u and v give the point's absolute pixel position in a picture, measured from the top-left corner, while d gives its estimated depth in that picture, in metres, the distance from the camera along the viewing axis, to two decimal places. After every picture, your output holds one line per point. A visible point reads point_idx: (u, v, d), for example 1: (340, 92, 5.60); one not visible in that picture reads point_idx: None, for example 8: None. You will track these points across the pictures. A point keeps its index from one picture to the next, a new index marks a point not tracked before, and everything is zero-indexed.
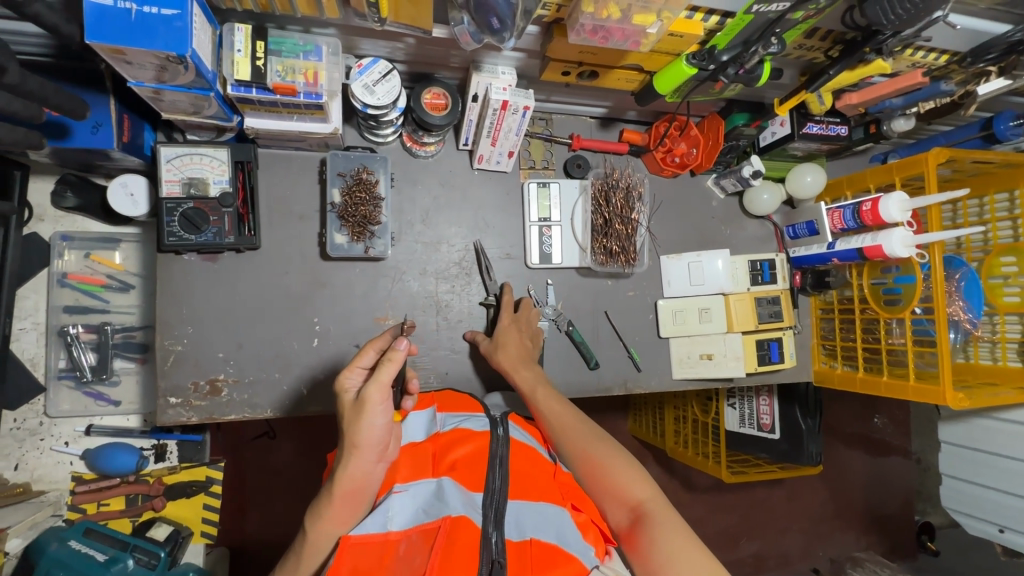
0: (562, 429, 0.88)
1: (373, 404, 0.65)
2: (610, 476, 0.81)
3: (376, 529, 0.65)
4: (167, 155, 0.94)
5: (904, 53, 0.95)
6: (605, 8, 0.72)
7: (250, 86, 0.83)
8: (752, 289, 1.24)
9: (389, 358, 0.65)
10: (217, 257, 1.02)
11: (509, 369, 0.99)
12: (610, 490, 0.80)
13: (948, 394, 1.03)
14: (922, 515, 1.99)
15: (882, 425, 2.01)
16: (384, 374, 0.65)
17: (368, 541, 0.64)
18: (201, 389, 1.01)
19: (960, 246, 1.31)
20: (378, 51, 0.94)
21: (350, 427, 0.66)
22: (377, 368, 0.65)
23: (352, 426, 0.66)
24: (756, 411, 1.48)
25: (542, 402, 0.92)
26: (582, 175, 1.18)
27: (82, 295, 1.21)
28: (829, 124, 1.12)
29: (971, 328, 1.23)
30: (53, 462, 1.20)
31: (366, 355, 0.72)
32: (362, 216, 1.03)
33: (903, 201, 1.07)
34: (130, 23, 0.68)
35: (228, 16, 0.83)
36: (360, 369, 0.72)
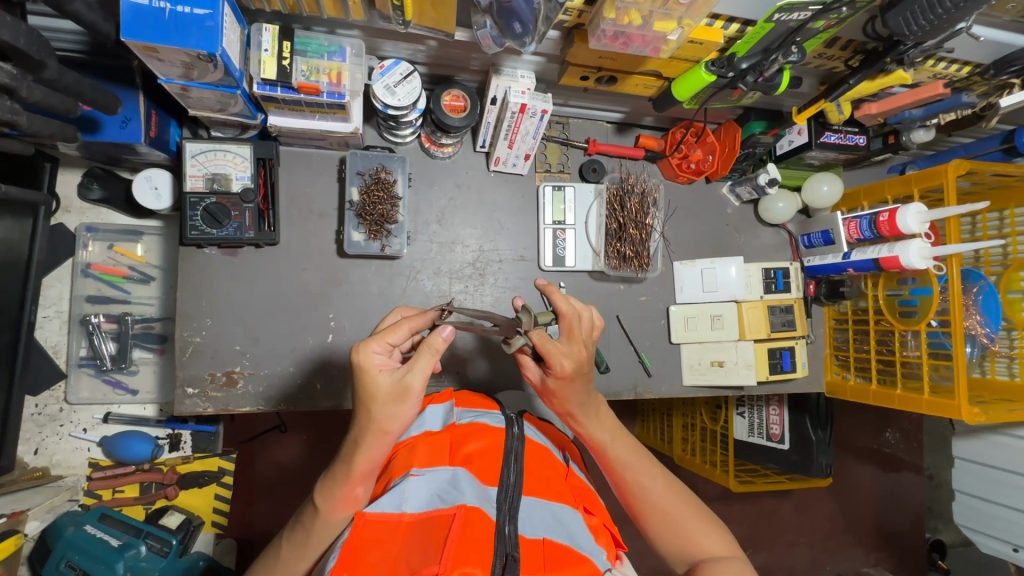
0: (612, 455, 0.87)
1: (414, 395, 0.70)
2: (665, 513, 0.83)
3: (391, 509, 0.66)
4: (192, 151, 0.97)
5: (927, 64, 0.94)
6: (627, 14, 0.73)
7: (276, 85, 0.84)
8: (765, 297, 1.24)
9: (434, 349, 0.70)
10: (238, 252, 1.04)
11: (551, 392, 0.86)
12: (668, 528, 0.82)
13: (964, 408, 1.02)
14: (934, 533, 1.96)
15: (894, 440, 1.99)
16: (424, 363, 0.70)
17: (383, 519, 0.65)
18: (218, 380, 1.03)
19: (978, 260, 1.30)
20: (400, 53, 0.96)
21: (384, 414, 0.69)
22: (417, 358, 0.70)
23: (387, 411, 0.69)
24: (765, 421, 1.47)
25: (585, 426, 0.88)
26: (597, 179, 1.19)
27: (104, 286, 1.24)
28: (847, 133, 1.12)
29: (988, 343, 1.21)
30: (71, 447, 1.22)
31: (398, 333, 0.73)
32: (380, 215, 1.05)
33: (921, 212, 1.06)
34: (163, 21, 0.70)
35: (257, 16, 0.85)
36: (388, 345, 0.73)
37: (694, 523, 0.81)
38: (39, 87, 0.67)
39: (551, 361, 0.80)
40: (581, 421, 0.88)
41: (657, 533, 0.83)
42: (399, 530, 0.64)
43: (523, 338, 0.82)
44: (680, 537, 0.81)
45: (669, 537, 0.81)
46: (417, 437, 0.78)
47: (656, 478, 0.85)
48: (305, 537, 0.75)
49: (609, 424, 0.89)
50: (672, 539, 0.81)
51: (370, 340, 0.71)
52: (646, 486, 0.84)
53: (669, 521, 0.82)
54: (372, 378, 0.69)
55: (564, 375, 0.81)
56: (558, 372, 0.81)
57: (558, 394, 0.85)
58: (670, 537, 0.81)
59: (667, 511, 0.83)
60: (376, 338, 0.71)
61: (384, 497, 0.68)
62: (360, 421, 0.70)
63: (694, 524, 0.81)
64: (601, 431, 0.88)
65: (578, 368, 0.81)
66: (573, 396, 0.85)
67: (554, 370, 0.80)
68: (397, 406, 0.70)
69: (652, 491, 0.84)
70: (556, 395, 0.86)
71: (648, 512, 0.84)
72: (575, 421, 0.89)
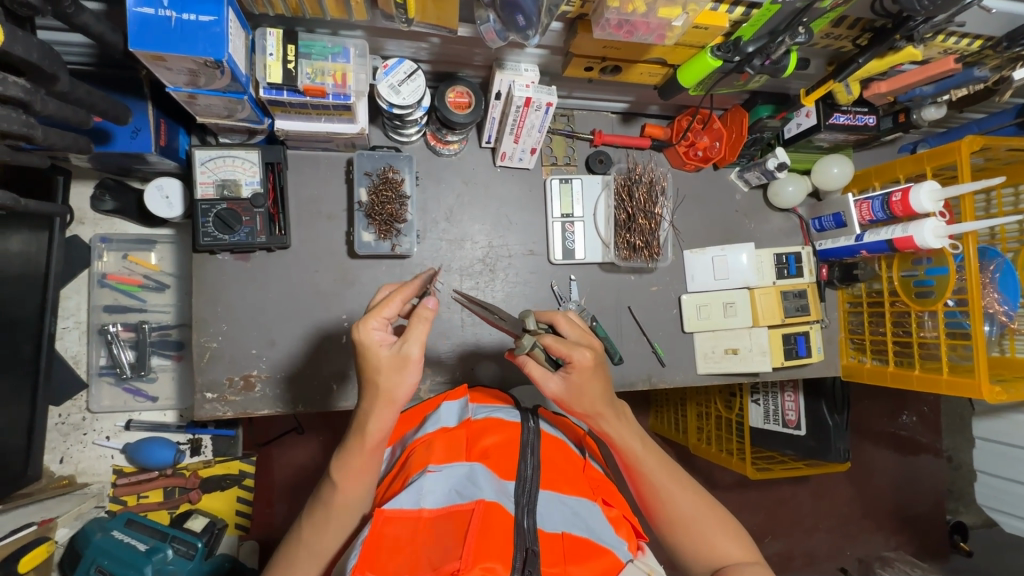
0: (635, 460, 0.85)
1: (413, 362, 0.70)
2: (686, 519, 0.82)
3: (409, 506, 0.66)
4: (201, 158, 0.98)
5: (936, 40, 0.92)
6: (630, 2, 0.72)
7: (282, 89, 0.85)
8: (777, 283, 1.23)
9: (426, 317, 0.70)
10: (250, 256, 1.05)
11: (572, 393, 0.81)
12: (691, 536, 0.82)
13: (985, 387, 1.01)
14: (955, 515, 1.94)
15: (911, 423, 1.97)
16: (420, 331, 0.70)
17: (401, 516, 0.65)
18: (236, 384, 1.04)
19: (994, 237, 1.29)
20: (403, 52, 0.96)
21: (388, 381, 0.70)
22: (410, 326, 0.70)
23: (389, 380, 0.70)
24: (781, 407, 1.47)
25: (610, 429, 0.86)
26: (604, 171, 1.19)
27: (120, 295, 1.25)
28: (856, 114, 1.10)
29: (1007, 321, 1.20)
30: (95, 455, 1.24)
31: (392, 306, 0.73)
32: (388, 214, 1.05)
33: (934, 190, 1.05)
34: (170, 30, 0.71)
35: (260, 21, 0.85)
36: (385, 319, 0.72)
37: (715, 531, 0.82)
38: (51, 100, 0.68)
39: (570, 355, 0.78)
40: (607, 420, 0.85)
41: (680, 540, 0.82)
42: (419, 525, 0.65)
43: (532, 337, 0.81)
44: (702, 545, 0.81)
45: (693, 544, 0.82)
46: (432, 433, 0.78)
47: (677, 487, 0.85)
48: (326, 520, 0.75)
49: (632, 427, 0.87)
50: (694, 546, 0.81)
51: (368, 317, 0.72)
52: (670, 499, 0.84)
53: (692, 527, 0.82)
54: (373, 354, 0.70)
55: (586, 368, 0.78)
56: (580, 365, 0.78)
57: (582, 396, 0.81)
58: (692, 544, 0.82)
59: (690, 522, 0.82)
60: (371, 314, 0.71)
61: (402, 494, 0.68)
62: (371, 393, 0.71)
63: (715, 533, 0.81)
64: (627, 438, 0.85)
65: (597, 360, 0.80)
66: (598, 395, 0.82)
67: (576, 364, 0.78)
68: (402, 373, 0.70)
69: (676, 504, 0.84)
70: (579, 397, 0.82)
71: (674, 524, 0.83)
72: (604, 423, 0.85)
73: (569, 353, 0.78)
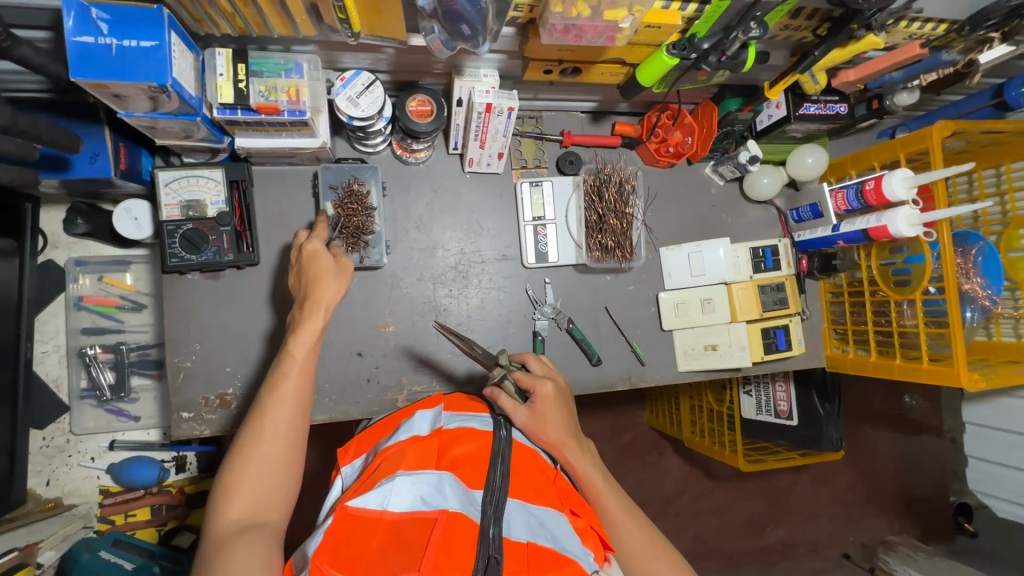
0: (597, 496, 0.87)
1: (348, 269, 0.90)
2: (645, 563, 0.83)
3: (374, 507, 0.67)
4: (165, 179, 0.98)
5: (898, 27, 0.90)
6: (574, 6, 0.71)
7: (236, 108, 0.84)
8: (755, 277, 1.22)
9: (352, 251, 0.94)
10: (220, 274, 1.05)
11: (538, 419, 0.88)
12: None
13: (963, 375, 1.00)
14: (958, 496, 1.92)
15: (917, 404, 1.95)
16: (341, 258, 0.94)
17: (364, 515, 0.66)
18: (212, 403, 1.04)
19: (977, 221, 1.27)
20: (360, 63, 0.95)
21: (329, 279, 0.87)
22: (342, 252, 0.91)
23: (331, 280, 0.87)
24: (772, 398, 1.47)
25: (575, 463, 0.88)
26: (574, 172, 1.17)
27: (98, 317, 1.26)
28: (826, 103, 1.09)
29: (990, 306, 1.18)
30: (81, 476, 1.26)
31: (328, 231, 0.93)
32: (355, 227, 1.04)
33: (907, 178, 1.04)
34: (111, 58, 0.70)
35: (209, 42, 0.85)
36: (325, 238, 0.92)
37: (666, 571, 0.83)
38: None
39: (536, 385, 0.90)
40: (571, 455, 0.89)
41: None
42: (380, 528, 0.65)
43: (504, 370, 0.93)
44: None
45: None
46: (405, 441, 0.77)
47: (633, 524, 0.85)
48: (269, 421, 0.75)
49: (595, 464, 0.90)
50: None
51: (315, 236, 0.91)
52: (624, 537, 0.84)
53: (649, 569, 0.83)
54: (319, 257, 0.89)
55: (548, 397, 0.90)
56: (543, 395, 0.90)
57: (545, 425, 0.88)
58: None
59: (645, 560, 0.83)
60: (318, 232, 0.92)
61: (369, 493, 0.68)
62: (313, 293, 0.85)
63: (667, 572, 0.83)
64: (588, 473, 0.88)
65: (559, 394, 0.92)
66: (560, 424, 0.90)
67: (540, 394, 0.90)
68: (337, 279, 0.87)
69: (630, 542, 0.84)
70: (544, 425, 0.88)
71: (628, 561, 0.83)
72: (569, 455, 0.88)
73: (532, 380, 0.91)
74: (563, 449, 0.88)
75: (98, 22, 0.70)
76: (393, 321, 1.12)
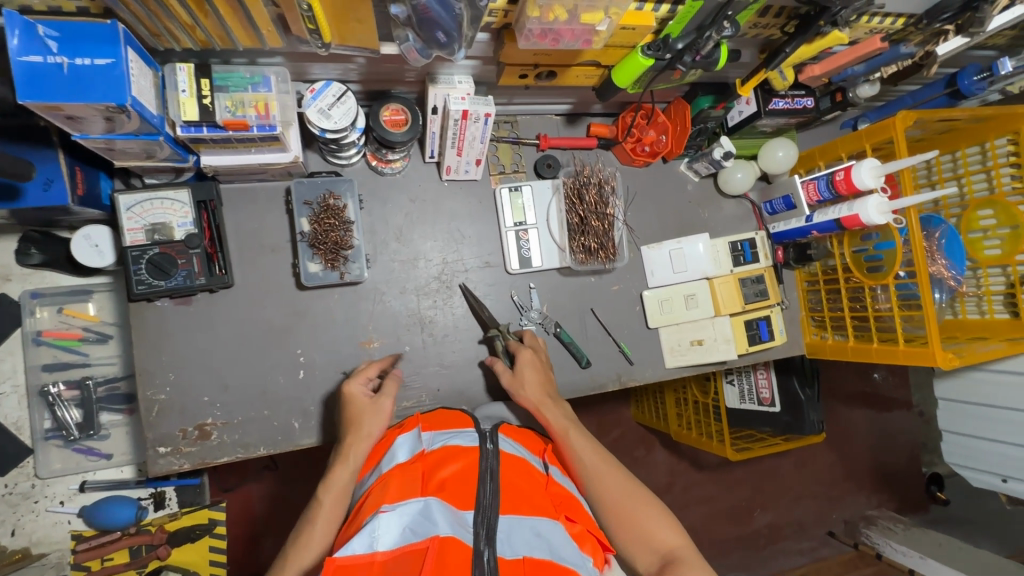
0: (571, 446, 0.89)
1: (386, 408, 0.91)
2: (628, 513, 0.81)
3: (362, 550, 0.63)
4: (126, 204, 0.93)
5: (860, 21, 0.92)
6: (550, 11, 0.70)
7: (201, 126, 0.80)
8: (735, 271, 1.24)
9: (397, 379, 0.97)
10: (191, 300, 1.00)
11: (513, 382, 0.98)
12: (634, 532, 0.80)
13: (938, 354, 1.03)
14: (931, 467, 2.01)
15: (882, 380, 2.02)
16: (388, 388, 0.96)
17: (355, 562, 0.61)
18: (190, 435, 0.99)
19: (937, 205, 1.33)
20: (330, 74, 0.92)
21: (368, 420, 0.89)
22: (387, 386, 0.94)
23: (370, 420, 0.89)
24: (755, 386, 1.49)
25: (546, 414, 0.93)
26: (553, 175, 1.17)
27: (59, 352, 1.19)
28: (794, 97, 1.11)
29: (954, 285, 1.24)
30: (50, 522, 1.19)
31: (371, 370, 0.98)
32: (334, 242, 1.01)
33: (875, 167, 1.07)
34: (64, 78, 0.66)
35: (168, 57, 0.80)
36: (365, 377, 0.96)
37: (649, 516, 0.81)
38: None
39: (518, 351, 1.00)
40: (545, 411, 0.94)
41: (620, 535, 0.81)
42: (374, 572, 0.61)
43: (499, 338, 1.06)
44: (643, 539, 0.79)
45: (633, 539, 0.80)
46: (388, 472, 0.75)
47: (609, 471, 0.85)
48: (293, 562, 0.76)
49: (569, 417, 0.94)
50: (634, 541, 0.80)
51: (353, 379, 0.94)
52: (603, 487, 0.84)
53: (630, 520, 0.81)
54: (357, 399, 0.91)
55: (530, 363, 0.99)
56: (526, 360, 0.99)
57: (523, 386, 0.97)
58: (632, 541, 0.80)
59: (625, 508, 0.82)
60: (357, 375, 0.96)
61: (354, 538, 0.64)
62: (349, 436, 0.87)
63: (651, 517, 0.80)
64: (565, 430, 0.91)
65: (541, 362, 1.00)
66: (538, 387, 0.97)
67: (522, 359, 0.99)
68: (373, 417, 0.89)
69: (608, 490, 0.83)
70: (522, 387, 0.97)
71: (610, 513, 0.82)
72: (544, 412, 0.94)
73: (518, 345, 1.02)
74: (539, 408, 0.94)
75: (46, 40, 0.65)
76: (377, 336, 1.08)
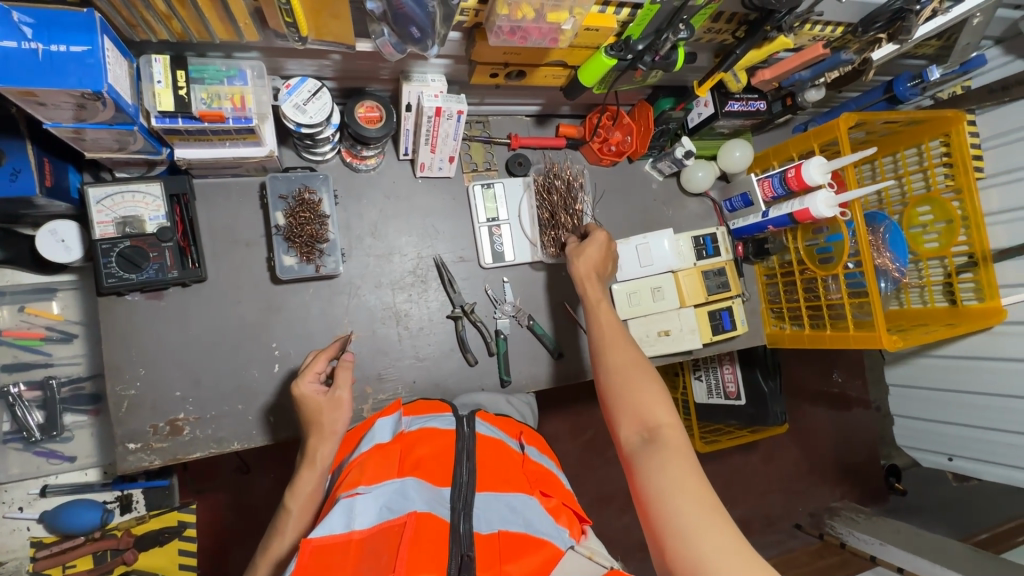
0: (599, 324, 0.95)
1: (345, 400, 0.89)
2: (631, 385, 0.85)
3: (339, 529, 0.64)
4: (95, 196, 0.92)
5: (804, 29, 1.02)
6: (519, 9, 0.75)
7: (176, 116, 0.81)
8: (698, 263, 1.30)
9: (350, 365, 0.91)
10: (163, 294, 1.00)
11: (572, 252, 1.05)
12: (630, 404, 0.83)
13: (884, 337, 1.11)
14: (888, 458, 2.10)
15: (842, 378, 2.13)
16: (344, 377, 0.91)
17: (331, 542, 0.63)
18: (161, 430, 0.98)
19: (881, 202, 1.43)
20: (306, 71, 0.95)
21: (328, 417, 0.87)
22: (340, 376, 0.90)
23: (330, 416, 0.87)
24: (721, 380, 1.56)
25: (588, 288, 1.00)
26: (524, 173, 1.22)
27: (20, 351, 1.16)
28: (748, 100, 1.19)
29: (899, 276, 1.33)
30: (8, 530, 1.16)
31: (321, 363, 0.92)
32: (309, 236, 1.03)
33: (822, 164, 1.15)
34: (39, 63, 0.67)
35: (144, 48, 0.81)
36: (317, 374, 0.91)
37: (648, 400, 0.82)
38: None
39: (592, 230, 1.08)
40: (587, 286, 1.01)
41: (615, 399, 0.85)
42: (351, 549, 0.62)
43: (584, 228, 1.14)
44: (637, 408, 0.82)
45: (627, 406, 0.83)
46: (366, 452, 0.76)
47: (626, 347, 0.90)
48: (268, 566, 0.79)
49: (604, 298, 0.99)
50: (627, 407, 0.83)
51: (302, 377, 0.89)
52: (616, 358, 0.89)
53: (631, 389, 0.84)
54: (313, 399, 0.87)
55: (600, 244, 1.06)
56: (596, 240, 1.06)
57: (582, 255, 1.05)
58: (627, 408, 0.83)
59: (630, 380, 0.85)
60: (308, 371, 0.90)
61: (330, 518, 0.65)
62: (313, 438, 0.86)
63: (648, 403, 0.82)
64: (597, 303, 0.99)
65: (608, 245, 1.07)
66: (591, 262, 1.04)
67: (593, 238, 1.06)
68: (333, 414, 0.87)
69: (619, 361, 0.89)
70: (580, 255, 1.04)
71: (614, 382, 0.86)
72: (587, 285, 1.01)
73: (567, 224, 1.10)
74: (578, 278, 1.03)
75: (21, 26, 0.66)
76: (353, 330, 1.10)
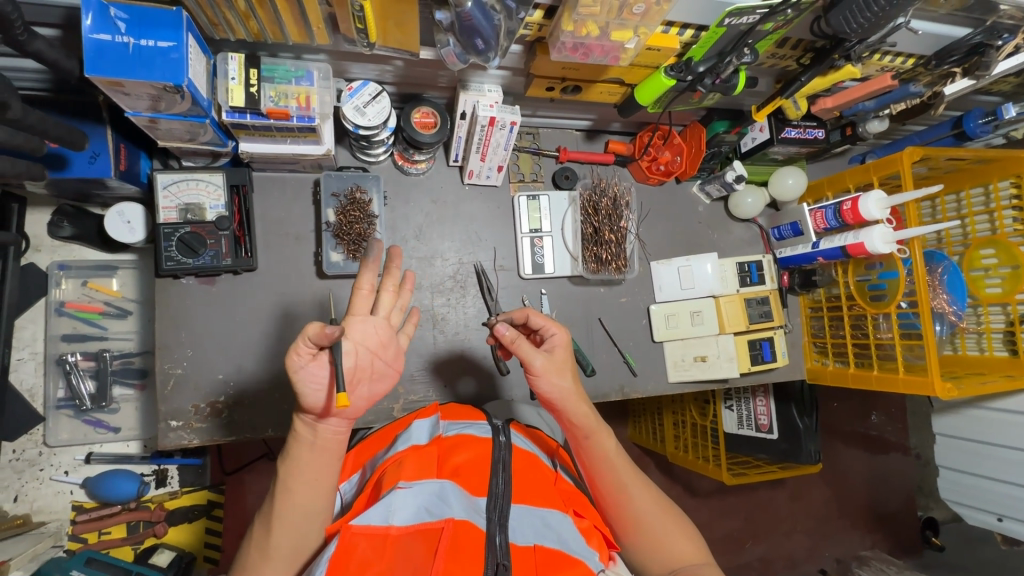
0: (600, 463, 0.83)
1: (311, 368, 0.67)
2: (649, 529, 0.80)
3: (377, 522, 0.65)
4: (163, 182, 0.97)
5: (873, 58, 0.99)
6: (584, 26, 0.76)
7: (245, 112, 0.85)
8: (741, 290, 1.28)
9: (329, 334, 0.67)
10: (215, 280, 1.04)
11: (542, 377, 0.83)
12: (653, 547, 0.80)
13: (937, 384, 1.05)
14: (925, 511, 2.00)
15: (880, 422, 2.03)
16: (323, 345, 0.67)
17: (368, 532, 0.64)
18: (202, 411, 1.02)
19: (941, 241, 1.37)
20: (368, 75, 0.98)
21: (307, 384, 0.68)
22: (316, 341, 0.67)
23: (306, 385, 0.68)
24: (753, 412, 1.49)
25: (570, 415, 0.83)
26: (570, 186, 1.22)
27: (80, 323, 1.24)
28: (805, 128, 1.16)
29: (956, 320, 1.26)
30: (53, 492, 1.22)
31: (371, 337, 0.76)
32: (357, 234, 1.05)
33: (881, 199, 1.11)
34: (127, 56, 0.71)
35: (221, 46, 0.85)
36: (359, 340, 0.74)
37: (671, 529, 0.81)
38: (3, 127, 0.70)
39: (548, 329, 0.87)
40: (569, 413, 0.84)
41: (636, 544, 0.81)
42: (386, 545, 0.63)
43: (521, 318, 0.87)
44: (657, 551, 0.80)
45: (649, 548, 0.80)
46: (404, 451, 0.77)
47: (632, 480, 0.83)
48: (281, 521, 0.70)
49: (592, 424, 0.84)
50: (647, 550, 0.80)
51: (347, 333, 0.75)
52: (629, 496, 0.82)
53: (647, 532, 0.80)
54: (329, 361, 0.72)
55: (563, 345, 0.87)
56: (559, 344, 0.87)
57: (560, 369, 0.85)
58: (648, 551, 0.80)
59: (650, 519, 0.81)
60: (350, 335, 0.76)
61: (370, 510, 0.66)
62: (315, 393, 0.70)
63: (673, 534, 0.80)
64: (591, 437, 0.84)
65: (568, 337, 0.88)
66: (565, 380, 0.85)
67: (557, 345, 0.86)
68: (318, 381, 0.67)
69: (634, 498, 0.82)
70: (555, 373, 0.84)
71: (632, 524, 0.81)
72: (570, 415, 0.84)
73: (511, 337, 0.83)
74: (561, 403, 0.84)
75: (116, 21, 0.70)
76: None
